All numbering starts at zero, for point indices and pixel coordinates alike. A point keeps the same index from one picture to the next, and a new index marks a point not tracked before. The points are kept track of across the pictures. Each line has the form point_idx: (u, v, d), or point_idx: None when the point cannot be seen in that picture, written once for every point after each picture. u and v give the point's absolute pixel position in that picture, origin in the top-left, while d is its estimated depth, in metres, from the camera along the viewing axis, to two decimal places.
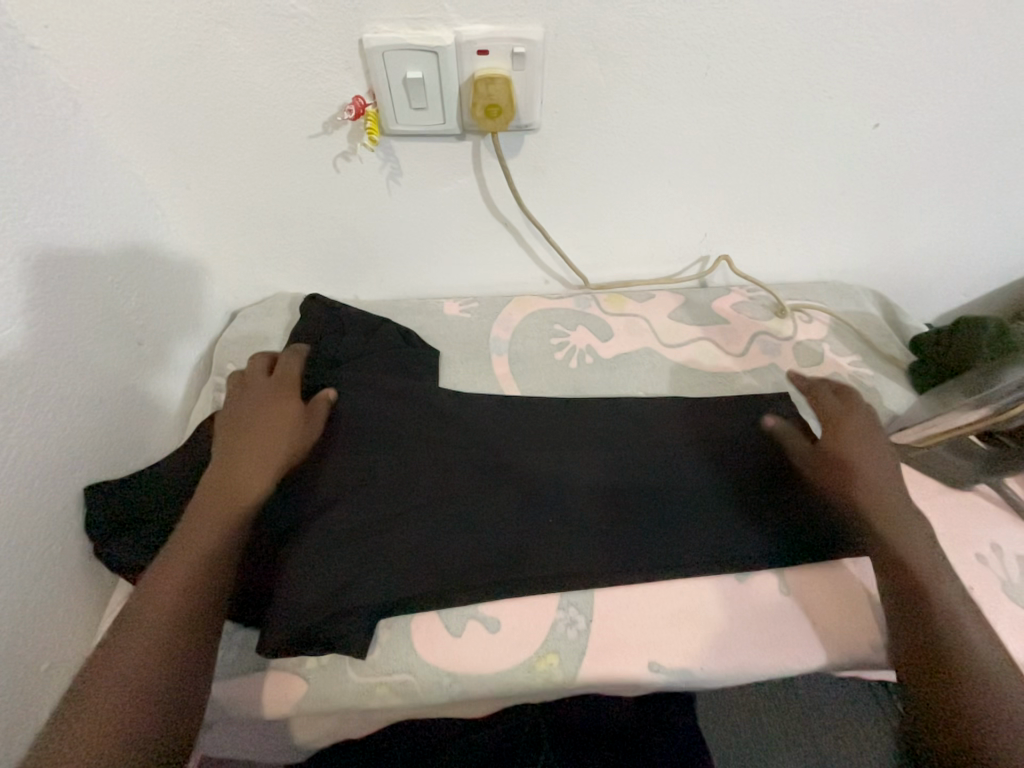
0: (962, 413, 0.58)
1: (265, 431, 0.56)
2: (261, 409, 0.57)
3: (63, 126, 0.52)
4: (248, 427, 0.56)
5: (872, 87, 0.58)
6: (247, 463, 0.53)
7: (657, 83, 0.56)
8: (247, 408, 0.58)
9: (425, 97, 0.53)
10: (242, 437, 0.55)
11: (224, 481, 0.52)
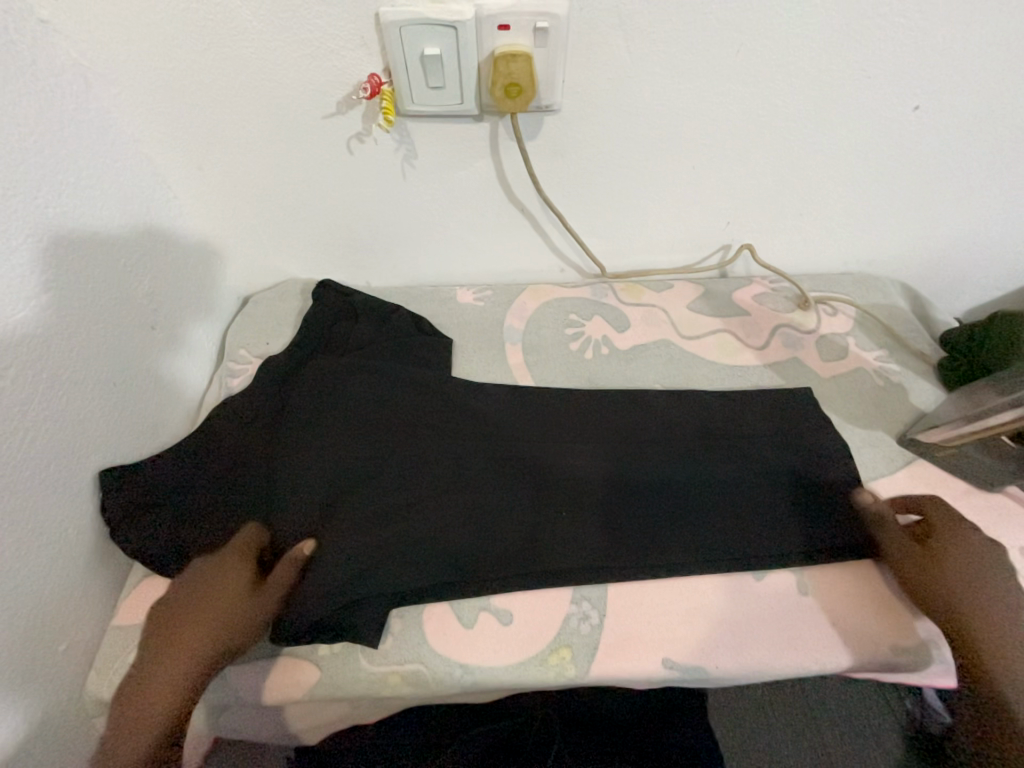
0: (997, 414, 0.55)
1: (208, 616, 0.46)
2: (222, 575, 0.48)
3: (75, 104, 0.51)
4: (187, 613, 0.46)
5: (914, 66, 0.55)
6: (194, 650, 0.44)
7: (686, 62, 0.54)
8: (211, 570, 0.49)
9: (443, 76, 0.51)
10: (175, 627, 0.45)
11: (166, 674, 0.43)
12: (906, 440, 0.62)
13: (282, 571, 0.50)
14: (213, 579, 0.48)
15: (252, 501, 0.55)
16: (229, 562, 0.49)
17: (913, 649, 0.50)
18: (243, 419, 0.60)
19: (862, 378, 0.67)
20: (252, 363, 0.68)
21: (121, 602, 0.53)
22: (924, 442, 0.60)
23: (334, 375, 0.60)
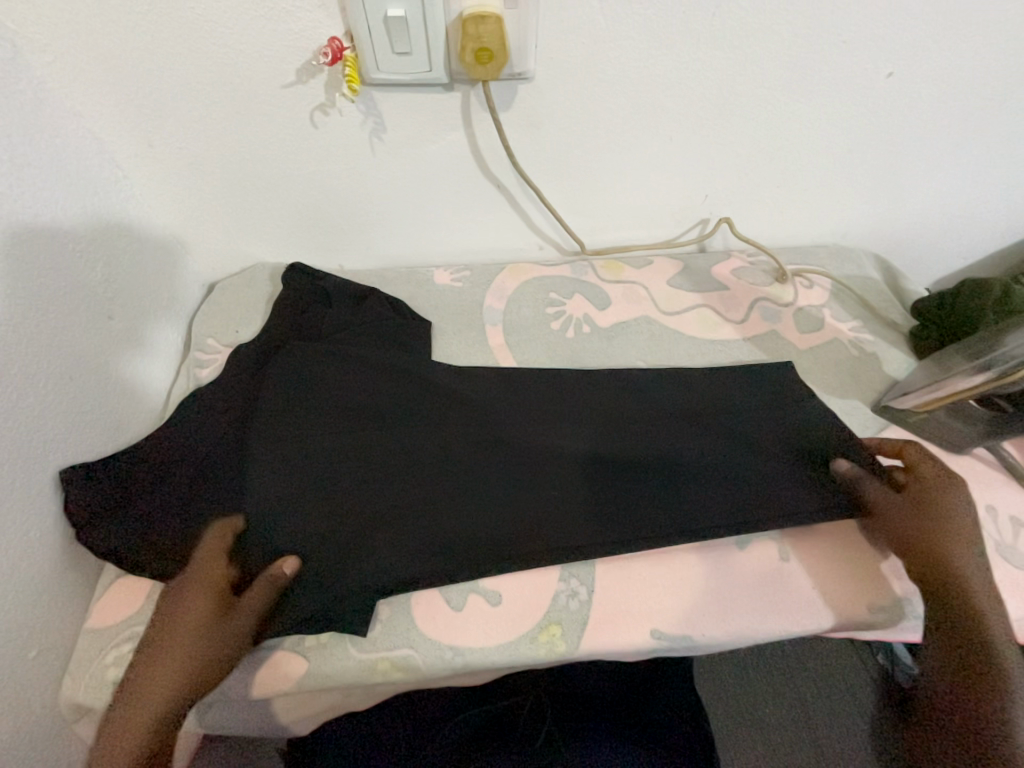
0: (967, 377, 0.57)
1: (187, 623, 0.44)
2: (193, 590, 0.46)
3: (3, 73, 0.46)
4: (171, 620, 0.44)
5: (888, 31, 0.54)
6: (172, 668, 0.42)
7: (662, 26, 0.52)
8: (183, 585, 0.46)
9: (409, 40, 0.49)
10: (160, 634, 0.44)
11: (144, 697, 0.41)
12: (883, 403, 0.63)
13: (260, 583, 0.47)
14: (184, 596, 0.45)
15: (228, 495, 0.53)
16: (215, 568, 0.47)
17: (889, 609, 0.52)
18: (214, 411, 0.58)
19: (838, 349, 0.68)
20: (222, 353, 0.65)
21: (94, 605, 0.51)
22: (900, 405, 0.62)
23: (309, 361, 0.58)
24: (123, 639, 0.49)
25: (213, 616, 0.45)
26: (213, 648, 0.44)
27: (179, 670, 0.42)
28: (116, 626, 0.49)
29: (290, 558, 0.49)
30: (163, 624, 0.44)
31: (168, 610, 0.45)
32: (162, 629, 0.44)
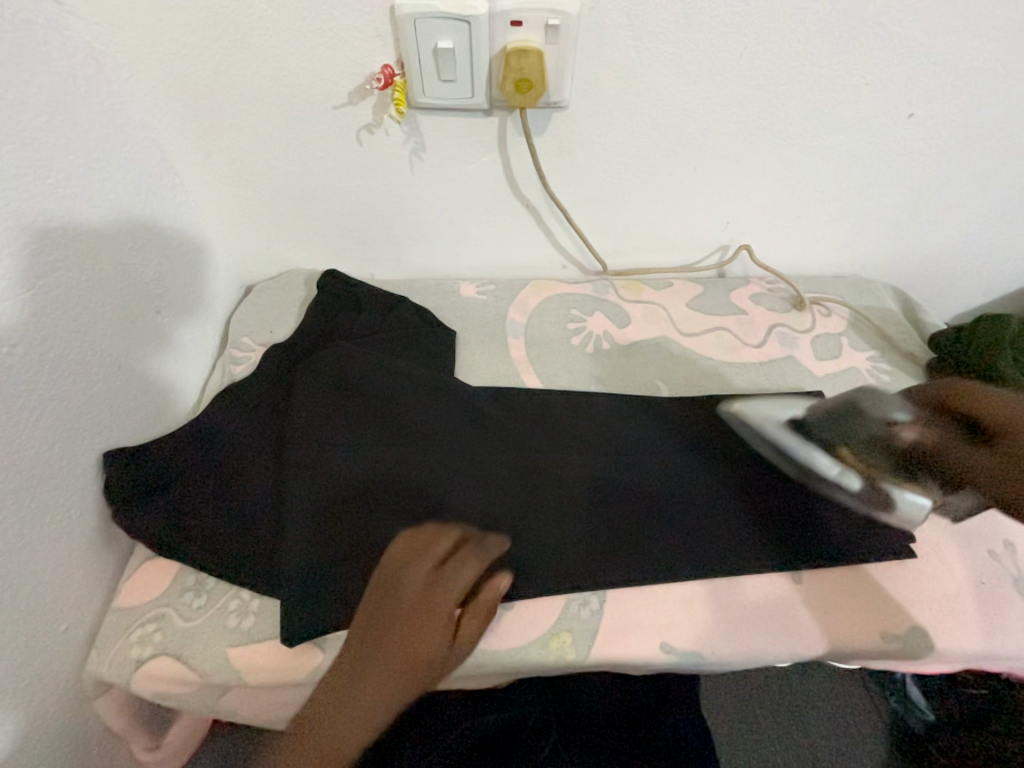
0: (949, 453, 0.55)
1: (414, 595, 0.47)
2: (403, 578, 0.47)
3: (87, 86, 0.51)
4: (404, 583, 0.47)
5: (908, 76, 0.57)
6: (406, 631, 0.45)
7: (693, 64, 0.55)
8: (369, 615, 0.46)
9: (455, 70, 0.53)
10: (387, 601, 0.46)
11: (377, 640, 0.46)
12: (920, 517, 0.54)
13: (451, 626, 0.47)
14: (390, 587, 0.47)
15: (256, 485, 0.55)
16: (431, 547, 0.49)
17: (903, 637, 0.52)
18: (247, 405, 0.61)
19: (855, 377, 0.69)
20: (256, 351, 0.68)
21: (122, 584, 0.53)
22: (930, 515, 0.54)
23: (340, 362, 0.61)
24: (147, 618, 0.50)
25: (414, 617, 0.46)
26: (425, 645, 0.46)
27: (358, 720, 0.44)
28: (141, 605, 0.51)
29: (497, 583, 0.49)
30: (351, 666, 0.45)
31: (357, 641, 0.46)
32: (387, 599, 0.47)
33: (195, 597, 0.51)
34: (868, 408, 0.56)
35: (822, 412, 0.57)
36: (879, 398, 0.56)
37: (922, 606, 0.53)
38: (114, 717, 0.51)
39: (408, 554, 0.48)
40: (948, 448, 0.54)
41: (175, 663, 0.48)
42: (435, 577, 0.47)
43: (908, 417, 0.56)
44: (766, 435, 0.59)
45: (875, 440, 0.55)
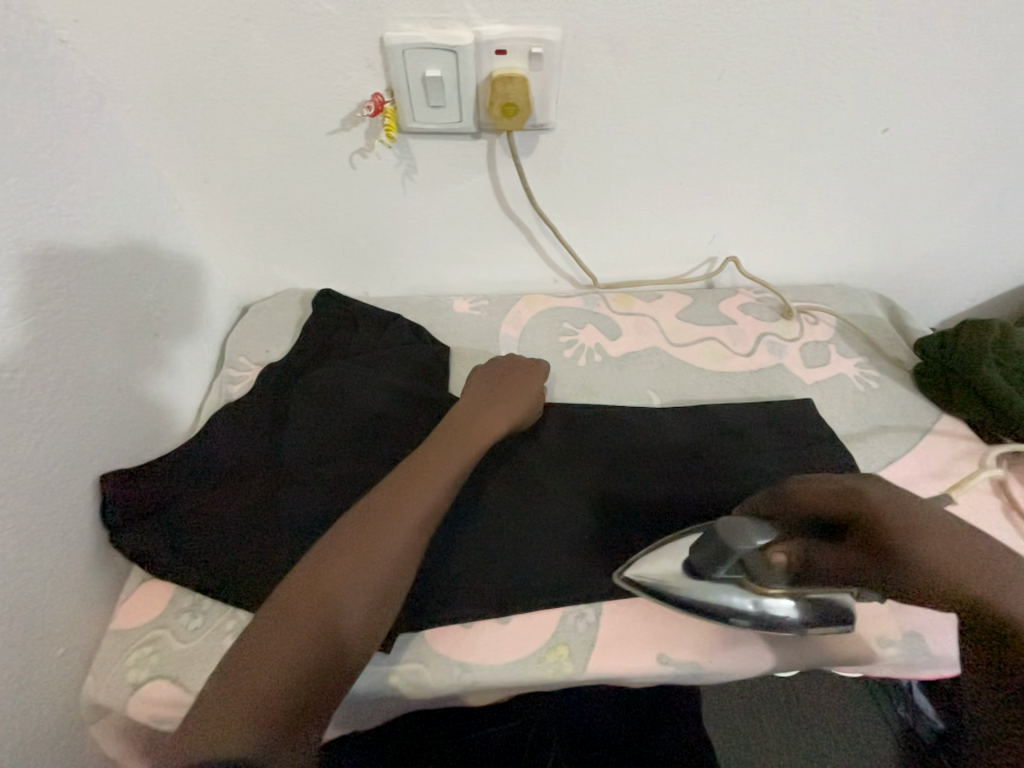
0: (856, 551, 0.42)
1: (499, 403, 0.60)
2: (485, 400, 0.60)
3: (88, 118, 0.53)
4: (486, 404, 0.60)
5: (880, 93, 0.59)
6: (490, 426, 0.57)
7: (673, 86, 0.57)
8: (437, 439, 0.55)
9: (443, 96, 0.54)
10: (461, 424, 0.57)
11: (443, 460, 0.52)
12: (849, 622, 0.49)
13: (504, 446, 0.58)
14: (472, 406, 0.60)
15: (253, 504, 0.56)
16: (504, 383, 0.63)
17: (900, 643, 0.52)
18: (244, 424, 0.62)
19: (844, 384, 0.70)
20: (252, 370, 0.69)
21: (118, 607, 0.53)
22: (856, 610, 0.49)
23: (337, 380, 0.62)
24: (143, 641, 0.50)
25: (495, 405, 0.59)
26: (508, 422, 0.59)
27: (406, 548, 0.45)
28: (138, 627, 0.51)
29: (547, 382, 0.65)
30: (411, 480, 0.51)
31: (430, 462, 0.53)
32: (466, 420, 0.58)
33: (192, 618, 0.51)
34: (733, 550, 0.45)
35: (701, 555, 0.47)
36: (738, 530, 0.44)
37: (917, 611, 0.53)
38: (109, 743, 0.50)
39: (485, 387, 0.62)
40: (818, 560, 0.44)
41: (172, 686, 0.48)
42: (509, 385, 0.62)
43: (772, 540, 0.45)
44: (651, 592, 0.50)
45: (761, 570, 0.46)
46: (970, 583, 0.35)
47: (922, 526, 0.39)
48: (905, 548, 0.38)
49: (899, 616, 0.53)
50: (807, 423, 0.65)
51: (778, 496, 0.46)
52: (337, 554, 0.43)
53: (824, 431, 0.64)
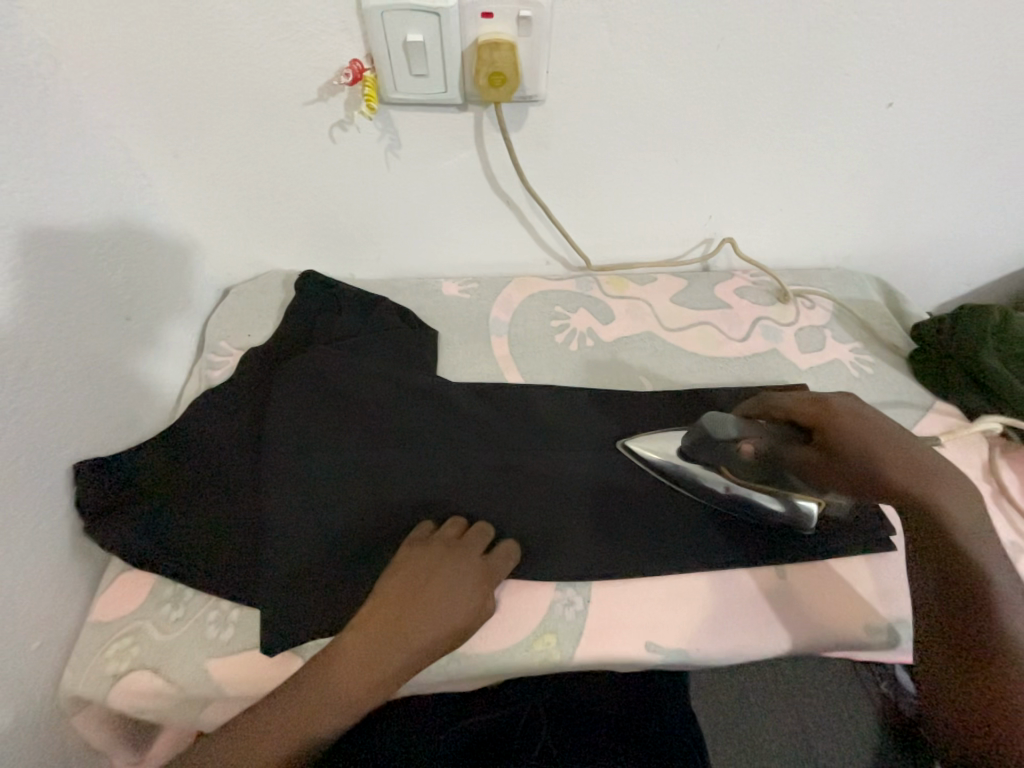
0: (807, 452, 0.51)
1: (441, 606, 0.47)
2: (431, 591, 0.48)
3: (43, 86, 0.50)
4: (428, 592, 0.48)
5: (886, 65, 0.56)
6: (422, 632, 0.46)
7: (669, 55, 0.54)
8: (419, 567, 0.49)
9: (426, 64, 0.51)
10: (415, 583, 0.48)
11: (415, 611, 0.47)
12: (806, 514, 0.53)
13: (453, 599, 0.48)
14: (425, 568, 0.49)
15: (233, 493, 0.54)
16: (462, 561, 0.50)
17: (885, 628, 0.52)
18: (224, 411, 0.60)
19: (839, 369, 0.69)
20: (233, 355, 0.67)
21: (98, 598, 0.52)
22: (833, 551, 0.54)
23: (320, 364, 0.60)
24: (123, 632, 0.49)
25: (443, 593, 0.48)
26: (443, 629, 0.47)
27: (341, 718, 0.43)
28: (118, 619, 0.50)
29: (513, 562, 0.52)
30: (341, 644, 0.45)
31: (378, 615, 0.46)
32: (422, 575, 0.48)
33: (173, 609, 0.50)
34: (714, 433, 0.55)
35: (690, 439, 0.56)
36: (719, 422, 0.55)
37: (903, 597, 0.53)
38: (93, 735, 0.50)
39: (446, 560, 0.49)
40: (781, 456, 0.53)
41: (154, 677, 0.47)
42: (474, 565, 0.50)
43: (745, 432, 0.55)
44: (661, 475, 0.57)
45: (732, 454, 0.55)
46: (914, 486, 0.44)
47: (871, 430, 0.48)
48: (856, 444, 0.47)
49: (886, 602, 0.53)
50: None
51: (760, 404, 0.56)
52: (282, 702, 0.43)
53: None
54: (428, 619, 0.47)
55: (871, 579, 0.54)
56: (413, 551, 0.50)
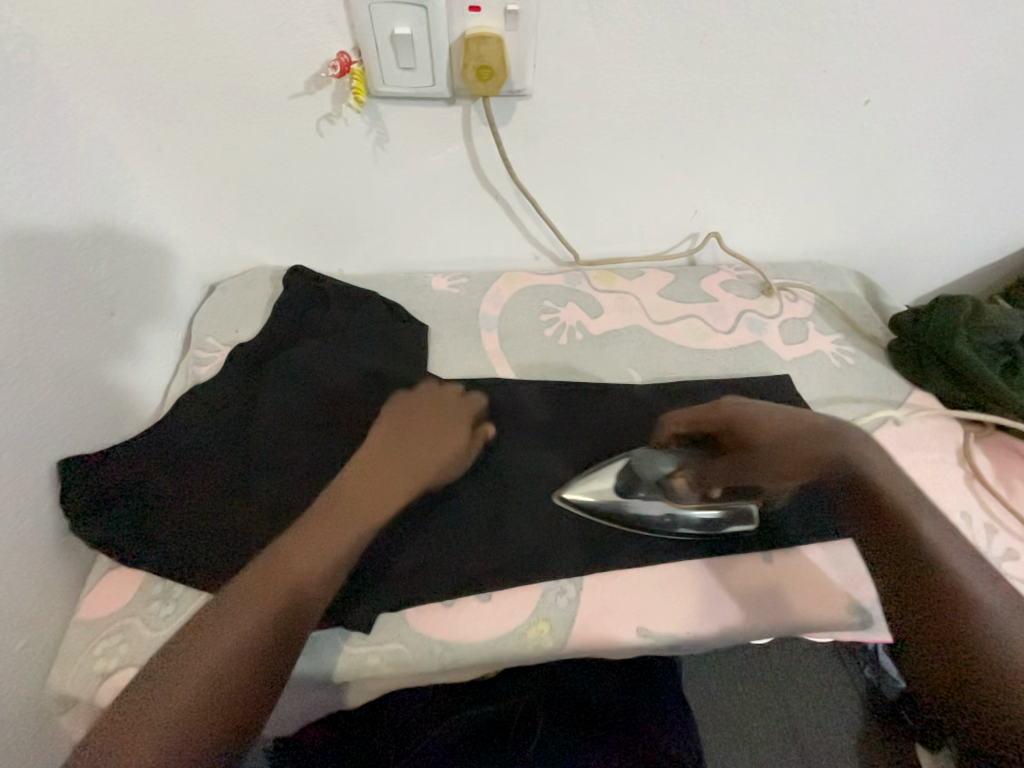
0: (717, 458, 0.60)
1: (413, 458, 0.57)
2: (401, 445, 0.57)
3: (23, 75, 0.49)
4: (400, 447, 0.57)
5: (863, 63, 0.58)
6: (400, 475, 0.56)
7: (654, 50, 0.55)
8: (380, 435, 0.58)
9: (414, 57, 0.51)
10: (381, 448, 0.57)
11: (387, 470, 0.56)
12: (751, 517, 0.56)
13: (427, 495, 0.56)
14: (390, 428, 0.58)
15: (223, 489, 0.54)
16: (423, 421, 0.60)
17: (868, 609, 0.54)
18: (212, 407, 0.59)
19: (821, 360, 0.71)
20: (220, 351, 0.66)
21: (84, 597, 0.51)
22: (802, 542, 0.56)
23: (310, 359, 0.60)
24: (111, 630, 0.49)
25: (417, 447, 0.58)
26: (422, 472, 0.56)
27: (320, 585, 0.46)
28: (105, 617, 0.49)
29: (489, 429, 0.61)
30: (284, 548, 0.46)
31: (346, 496, 0.52)
32: (390, 439, 0.57)
33: (162, 606, 0.50)
34: (642, 473, 0.57)
35: (624, 478, 0.57)
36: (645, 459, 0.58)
37: None
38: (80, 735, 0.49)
39: (407, 418, 0.59)
40: (703, 474, 0.59)
41: None
42: (436, 412, 0.61)
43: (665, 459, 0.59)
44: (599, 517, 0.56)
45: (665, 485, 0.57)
46: (822, 441, 0.56)
47: (766, 419, 0.59)
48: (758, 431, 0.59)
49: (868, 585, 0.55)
50: (783, 399, 0.66)
51: (664, 434, 0.62)
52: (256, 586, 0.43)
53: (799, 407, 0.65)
54: (403, 475, 0.56)
55: (856, 563, 0.55)
56: (380, 418, 0.59)
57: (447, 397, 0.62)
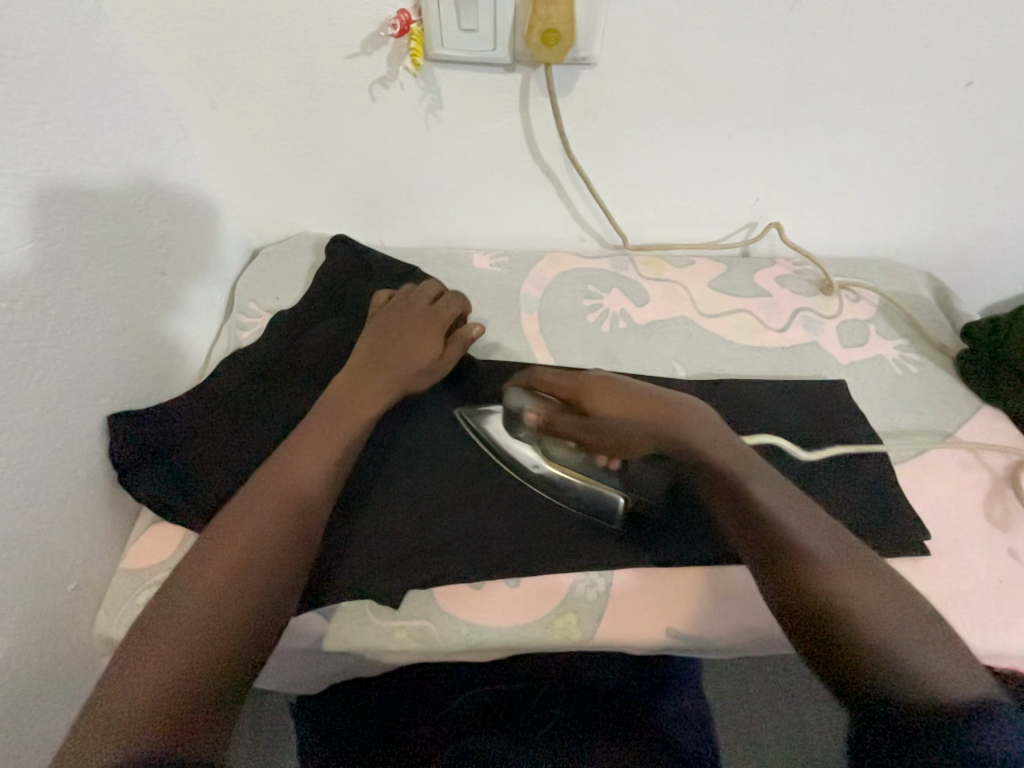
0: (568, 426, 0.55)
1: (402, 356, 0.57)
2: (387, 343, 0.58)
3: (85, 25, 0.48)
4: (388, 348, 0.57)
5: (971, 38, 0.52)
6: (388, 373, 0.56)
7: (734, 17, 0.51)
8: (367, 343, 0.58)
9: (476, 18, 0.49)
10: (371, 354, 0.57)
11: (375, 371, 0.55)
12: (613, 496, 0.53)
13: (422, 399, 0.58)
14: (380, 333, 0.58)
15: (261, 454, 0.55)
16: (413, 322, 0.59)
17: None
18: (254, 372, 0.60)
19: (881, 366, 0.66)
20: (262, 318, 0.66)
21: (130, 547, 0.53)
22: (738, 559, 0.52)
23: None
24: (154, 583, 0.50)
25: (401, 346, 0.58)
26: (409, 368, 0.57)
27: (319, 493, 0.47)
28: (149, 569, 0.51)
29: (476, 326, 0.61)
30: (274, 467, 0.47)
31: (332, 399, 0.53)
32: (378, 344, 0.58)
33: None
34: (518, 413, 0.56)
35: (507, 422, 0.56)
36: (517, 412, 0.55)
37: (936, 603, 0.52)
38: None
39: (394, 321, 0.59)
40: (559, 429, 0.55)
41: None
42: (425, 313, 0.60)
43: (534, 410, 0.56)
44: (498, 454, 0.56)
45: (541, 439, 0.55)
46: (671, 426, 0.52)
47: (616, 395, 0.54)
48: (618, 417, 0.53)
49: None
50: (838, 405, 0.62)
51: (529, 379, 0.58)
52: (250, 507, 0.43)
53: (855, 415, 0.61)
54: (389, 371, 0.56)
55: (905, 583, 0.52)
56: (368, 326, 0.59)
57: (434, 296, 0.62)
